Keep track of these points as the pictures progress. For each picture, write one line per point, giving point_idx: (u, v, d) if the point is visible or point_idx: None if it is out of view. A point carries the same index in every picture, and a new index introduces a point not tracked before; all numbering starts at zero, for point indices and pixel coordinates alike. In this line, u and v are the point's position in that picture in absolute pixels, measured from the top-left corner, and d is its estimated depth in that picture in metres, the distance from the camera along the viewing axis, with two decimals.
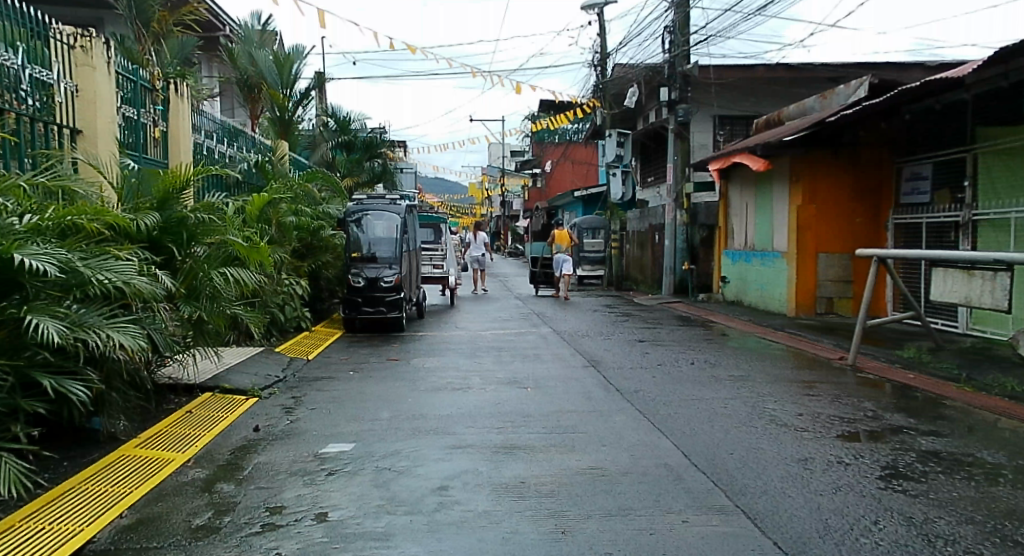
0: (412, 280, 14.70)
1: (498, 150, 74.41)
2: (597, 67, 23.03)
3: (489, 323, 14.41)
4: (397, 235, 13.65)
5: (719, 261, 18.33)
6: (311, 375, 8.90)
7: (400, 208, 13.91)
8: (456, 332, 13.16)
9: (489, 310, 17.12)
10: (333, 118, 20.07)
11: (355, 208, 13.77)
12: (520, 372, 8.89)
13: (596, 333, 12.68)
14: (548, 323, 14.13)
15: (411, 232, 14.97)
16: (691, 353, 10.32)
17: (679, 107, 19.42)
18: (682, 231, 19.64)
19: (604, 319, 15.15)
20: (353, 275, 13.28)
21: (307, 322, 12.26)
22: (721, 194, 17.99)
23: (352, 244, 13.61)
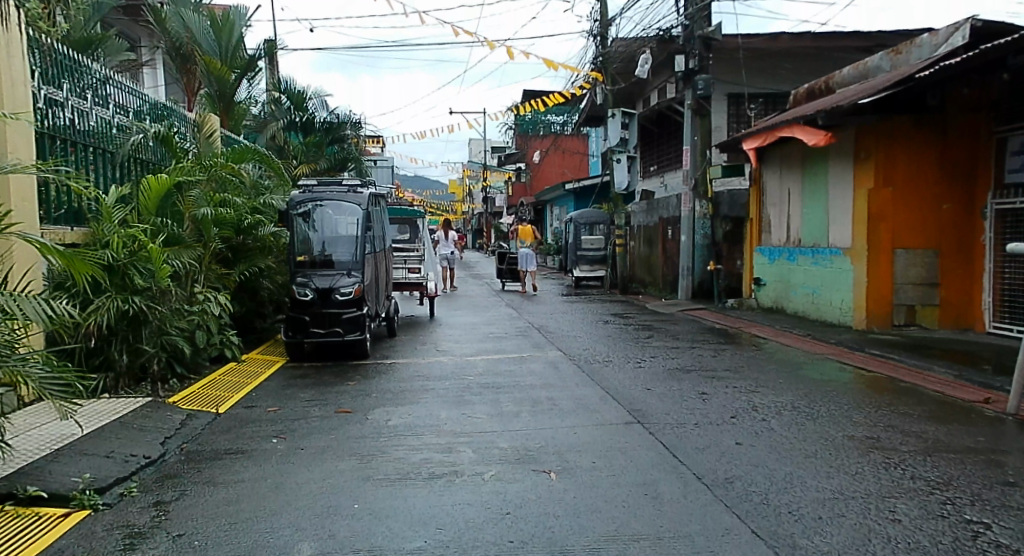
0: (379, 290, 11.61)
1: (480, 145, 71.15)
2: (596, 36, 20.05)
3: (479, 344, 11.28)
4: (357, 232, 10.57)
5: (749, 259, 15.32)
6: (209, 450, 5.76)
7: (362, 196, 10.83)
8: (436, 360, 10.08)
9: (478, 323, 14.06)
10: (285, 93, 16.84)
11: (302, 196, 10.66)
12: (533, 440, 5.83)
13: (621, 358, 9.67)
14: (554, 344, 11.07)
15: (379, 228, 11.84)
16: (769, 397, 7.27)
17: (697, 78, 16.46)
18: (701, 225, 16.97)
19: (622, 334, 12.15)
20: (298, 285, 10.15)
21: (235, 351, 9.20)
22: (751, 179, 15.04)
23: (300, 244, 10.51)
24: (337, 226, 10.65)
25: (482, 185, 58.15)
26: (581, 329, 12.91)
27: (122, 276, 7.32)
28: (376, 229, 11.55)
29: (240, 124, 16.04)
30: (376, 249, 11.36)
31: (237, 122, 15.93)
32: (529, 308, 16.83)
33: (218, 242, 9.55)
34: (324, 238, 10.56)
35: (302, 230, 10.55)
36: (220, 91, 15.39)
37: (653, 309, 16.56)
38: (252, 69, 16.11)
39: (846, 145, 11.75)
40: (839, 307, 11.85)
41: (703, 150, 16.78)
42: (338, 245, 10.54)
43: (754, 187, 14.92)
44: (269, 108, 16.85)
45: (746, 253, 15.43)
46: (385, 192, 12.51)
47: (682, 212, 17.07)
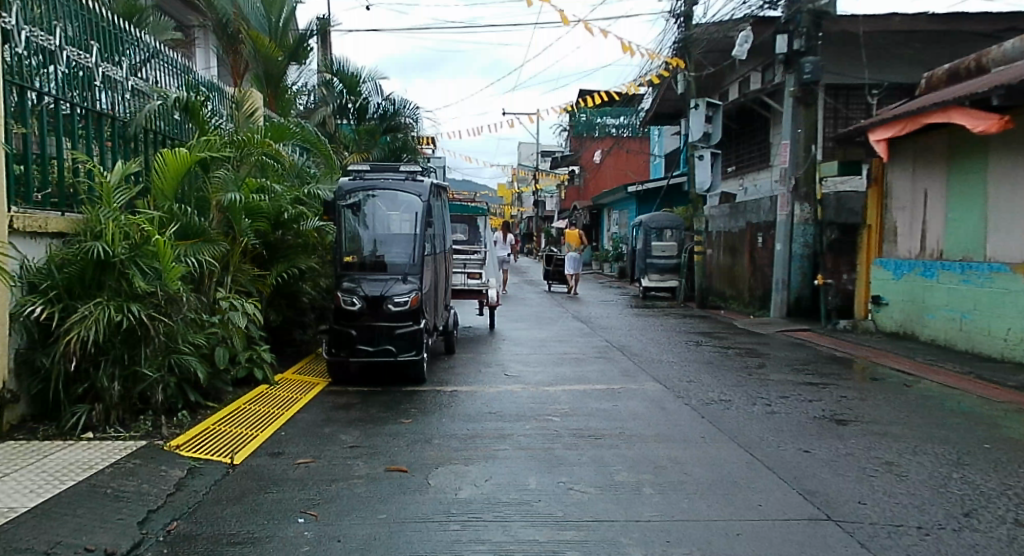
0: (438, 299, 9.80)
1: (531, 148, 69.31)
2: (679, 18, 18.05)
3: (557, 369, 9.38)
4: (415, 228, 8.83)
5: (866, 274, 13.22)
6: (207, 538, 4.00)
7: (421, 185, 9.08)
8: (507, 389, 8.21)
9: (547, 340, 12.17)
10: (337, 76, 15.10)
11: (351, 184, 8.96)
12: (678, 547, 3.90)
13: (741, 397, 7.67)
14: (647, 372, 9.13)
15: (440, 226, 10.05)
16: (987, 472, 5.18)
17: (804, 61, 14.76)
18: (801, 232, 15.30)
19: (725, 361, 10.15)
20: (343, 292, 8.37)
21: (266, 373, 7.45)
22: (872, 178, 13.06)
23: (348, 242, 8.81)
24: (392, 222, 8.92)
25: (534, 188, 56.28)
26: (674, 352, 10.93)
27: (119, 277, 5.61)
28: (437, 223, 9.78)
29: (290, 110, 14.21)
30: (436, 249, 9.60)
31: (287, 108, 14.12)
32: (603, 323, 14.91)
33: (252, 236, 7.81)
34: (377, 235, 8.84)
35: (351, 224, 8.84)
36: (269, 71, 13.61)
37: (748, 327, 14.94)
38: (303, 48, 14.32)
39: (1015, 137, 9.69)
40: (1002, 336, 9.73)
41: (807, 146, 15.00)
42: (392, 243, 8.82)
43: (876, 188, 12.91)
44: (320, 92, 15.07)
45: (863, 266, 13.34)
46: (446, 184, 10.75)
47: (779, 216, 15.45)
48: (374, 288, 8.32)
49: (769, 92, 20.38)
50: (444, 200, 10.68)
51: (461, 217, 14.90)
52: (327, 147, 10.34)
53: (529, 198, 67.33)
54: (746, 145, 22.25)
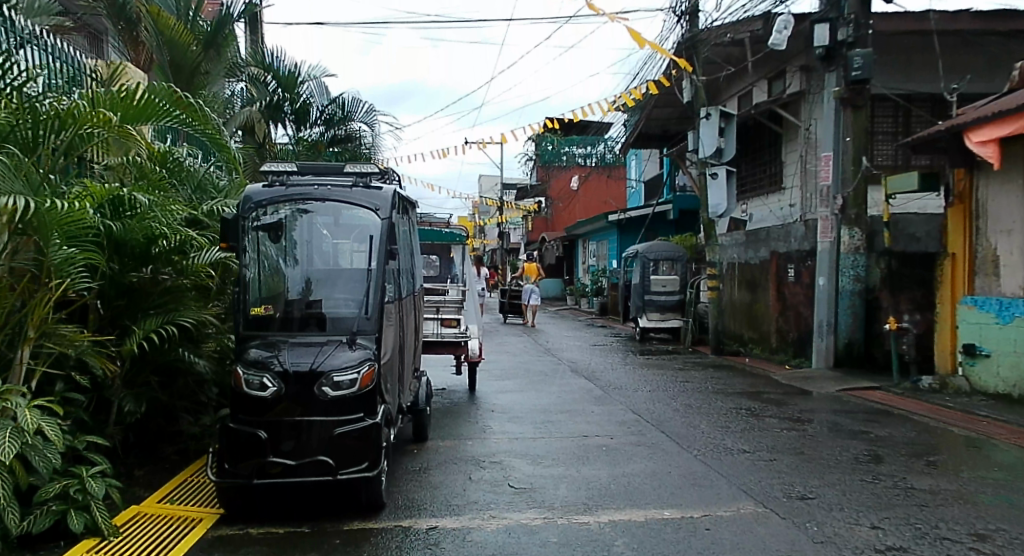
0: (405, 365, 6.64)
1: (494, 182, 66.69)
2: (684, 14, 15.36)
3: (586, 470, 6.25)
4: (369, 262, 5.72)
5: (951, 317, 10.79)
6: None
7: (380, 195, 5.93)
8: (519, 520, 5.03)
9: (551, 411, 9.03)
10: (271, 71, 11.83)
11: (269, 193, 5.83)
12: None
13: (911, 539, 4.60)
14: (722, 474, 6.06)
15: (407, 259, 6.90)
16: None
17: (852, 53, 12.06)
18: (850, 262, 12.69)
19: (815, 447, 7.14)
20: (245, 366, 5.13)
21: (91, 519, 4.31)
22: (957, 196, 10.61)
23: (265, 284, 5.68)
24: (334, 251, 5.80)
25: (498, 220, 53.36)
26: (733, 430, 7.89)
27: None
28: (403, 248, 6.66)
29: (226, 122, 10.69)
30: (403, 291, 6.47)
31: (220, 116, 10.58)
32: (612, 379, 11.87)
33: (80, 266, 4.66)
34: (311, 272, 5.73)
35: (269, 255, 5.74)
36: (178, 61, 10.15)
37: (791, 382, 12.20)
38: (225, 36, 10.72)
39: None
40: None
41: (856, 157, 12.50)
42: (334, 285, 5.71)
43: (955, 210, 10.63)
44: (248, 91, 11.60)
45: (942, 305, 10.97)
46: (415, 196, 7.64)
47: (822, 244, 12.94)
48: (298, 360, 5.12)
49: (781, 103, 17.77)
50: (412, 218, 7.56)
51: (430, 249, 11.75)
52: (226, 141, 7.28)
53: (495, 230, 64.46)
54: (757, 167, 19.92)
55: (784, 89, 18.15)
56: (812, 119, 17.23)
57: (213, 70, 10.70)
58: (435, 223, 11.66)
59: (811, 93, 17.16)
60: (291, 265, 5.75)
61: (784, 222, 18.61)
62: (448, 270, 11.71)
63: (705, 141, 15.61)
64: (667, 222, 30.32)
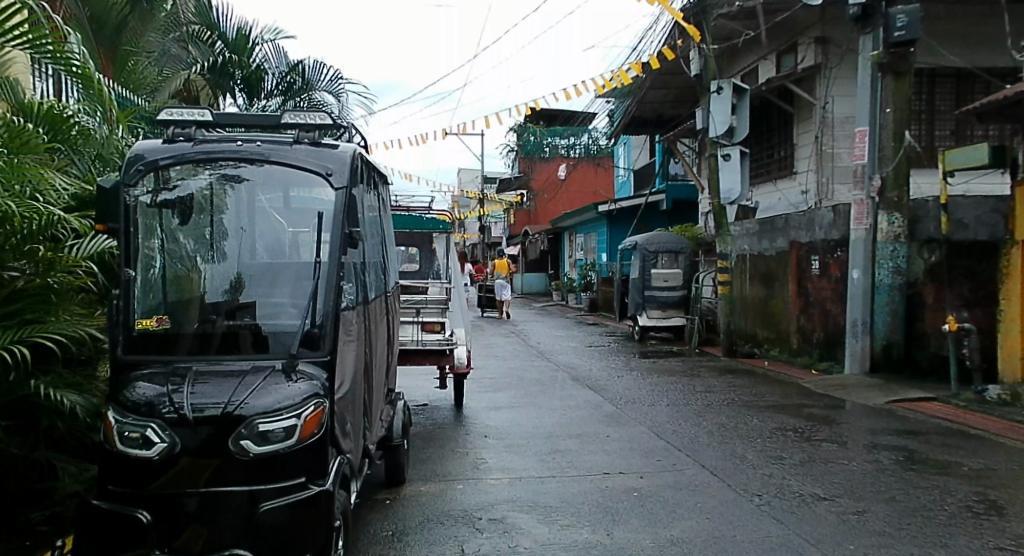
0: (374, 392, 4.94)
1: (472, 175, 64.87)
2: None
3: (620, 534, 4.65)
4: (318, 252, 4.04)
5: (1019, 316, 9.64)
6: None
7: (334, 156, 4.21)
8: None
9: (557, 434, 7.33)
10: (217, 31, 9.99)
11: (172, 152, 4.11)
12: None
13: None
14: (810, 538, 4.50)
15: (377, 248, 5.19)
16: None
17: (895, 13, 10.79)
18: (887, 252, 11.60)
19: (905, 488, 5.60)
20: (124, 412, 3.44)
21: None
22: None
23: (174, 286, 4.06)
24: (270, 236, 4.16)
25: (477, 212, 51.46)
26: (791, 463, 6.29)
27: None
28: (370, 232, 4.97)
29: (155, 101, 8.91)
30: (370, 291, 4.79)
31: (146, 93, 8.76)
32: (622, 389, 10.24)
33: None
34: (240, 265, 4.15)
35: (174, 243, 4.09)
36: (100, 14, 8.03)
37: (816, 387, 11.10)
38: None
39: None
40: None
41: (898, 132, 11.38)
42: (269, 285, 4.08)
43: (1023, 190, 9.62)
44: (192, 53, 9.71)
45: (1005, 302, 9.84)
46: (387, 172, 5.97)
47: (853, 229, 11.91)
48: (206, 398, 3.41)
49: (794, 78, 16.96)
50: (383, 194, 5.84)
51: (407, 239, 9.98)
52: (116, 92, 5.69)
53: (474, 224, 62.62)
54: (762, 148, 19.30)
55: (795, 63, 17.30)
56: (829, 96, 16.70)
57: (149, 31, 8.69)
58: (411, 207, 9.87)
59: (827, 66, 16.62)
60: (206, 259, 4.13)
61: (795, 210, 18.01)
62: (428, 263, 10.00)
63: (716, 119, 14.06)
64: (659, 212, 28.77)
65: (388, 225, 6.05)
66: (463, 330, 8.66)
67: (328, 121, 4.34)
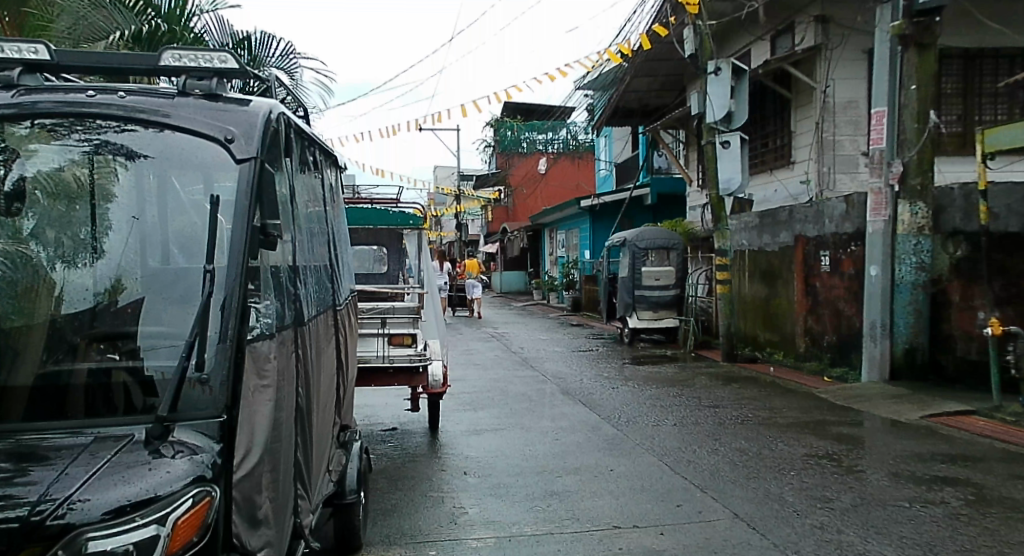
0: (315, 447, 3.64)
1: (448, 173, 63.52)
2: None
3: None
4: (209, 258, 2.71)
5: None
6: None
7: (244, 112, 2.99)
8: None
9: (554, 468, 6.12)
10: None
11: (13, 103, 2.90)
12: None
13: None
14: None
15: (317, 246, 3.93)
16: None
17: None
18: (906, 244, 10.80)
19: (996, 540, 4.56)
20: None
21: None
22: None
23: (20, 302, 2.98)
24: (161, 232, 3.01)
25: (452, 209, 50.08)
26: (839, 508, 5.09)
27: None
28: (306, 231, 3.68)
29: None
30: (307, 310, 3.50)
31: None
32: (619, 407, 9.05)
33: None
34: (123, 271, 3.00)
35: (32, 242, 3.01)
36: None
37: (830, 397, 10.16)
38: None
39: None
40: None
41: (921, 111, 10.61)
42: (160, 302, 2.90)
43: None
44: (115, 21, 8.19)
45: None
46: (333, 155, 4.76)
47: (868, 220, 11.14)
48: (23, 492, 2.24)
49: (793, 60, 16.08)
50: (330, 180, 4.58)
51: (371, 237, 8.65)
52: None
53: (450, 223, 61.18)
54: (757, 134, 18.65)
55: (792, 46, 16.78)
56: (831, 79, 15.96)
57: None
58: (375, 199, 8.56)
59: (828, 48, 15.93)
60: (83, 263, 3.00)
61: (794, 202, 17.14)
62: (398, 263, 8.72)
63: (713, 103, 12.96)
64: (644, 207, 27.63)
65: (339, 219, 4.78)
66: (437, 343, 7.37)
67: (231, 65, 3.07)
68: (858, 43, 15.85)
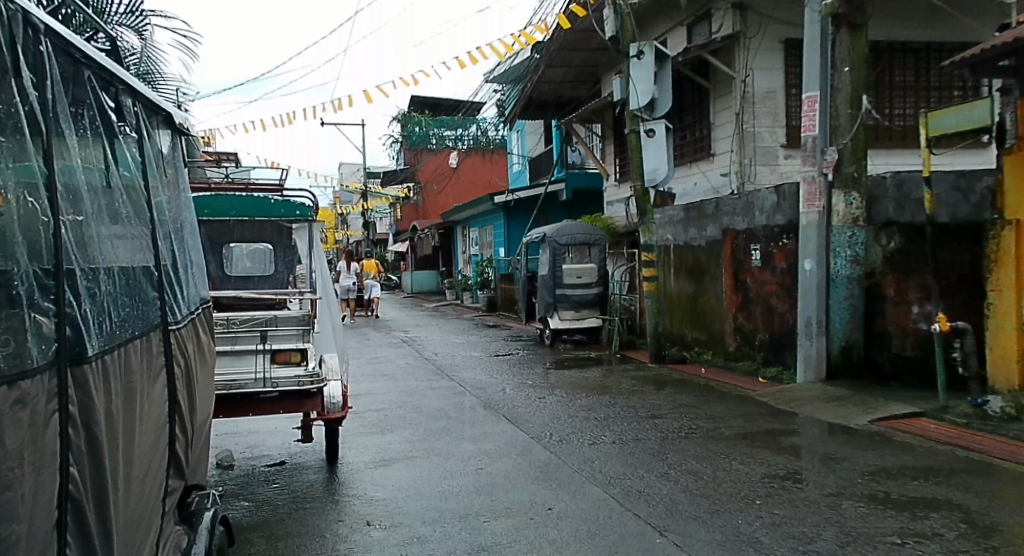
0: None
1: (353, 170, 61.44)
2: None
3: None
4: None
5: (1015, 314, 8.28)
6: None
7: None
8: None
9: (482, 508, 5.12)
10: None
11: None
12: None
13: None
14: None
15: (122, 233, 2.66)
16: None
17: None
18: (841, 236, 10.26)
19: None
20: None
21: None
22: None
23: None
24: None
25: (359, 207, 48.24)
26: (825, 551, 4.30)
27: None
28: (90, 217, 2.39)
29: None
30: (89, 340, 2.20)
31: None
32: (546, 425, 8.03)
33: None
34: None
35: None
36: None
37: (769, 400, 9.46)
38: None
39: None
40: None
41: (854, 96, 10.10)
42: None
43: (1012, 158, 8.42)
44: None
45: (994, 293, 8.56)
46: (166, 102, 3.47)
47: (802, 211, 10.54)
48: None
49: (711, 49, 15.51)
50: (154, 145, 3.31)
51: (257, 235, 7.33)
52: None
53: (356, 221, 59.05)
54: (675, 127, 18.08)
55: (710, 34, 16.26)
56: (750, 69, 15.45)
57: None
58: (257, 185, 7.31)
59: (746, 36, 15.39)
60: None
61: (716, 195, 16.61)
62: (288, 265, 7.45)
63: (637, 88, 12.21)
64: (559, 202, 26.93)
65: (173, 200, 3.50)
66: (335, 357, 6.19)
67: None
68: (777, 33, 15.48)
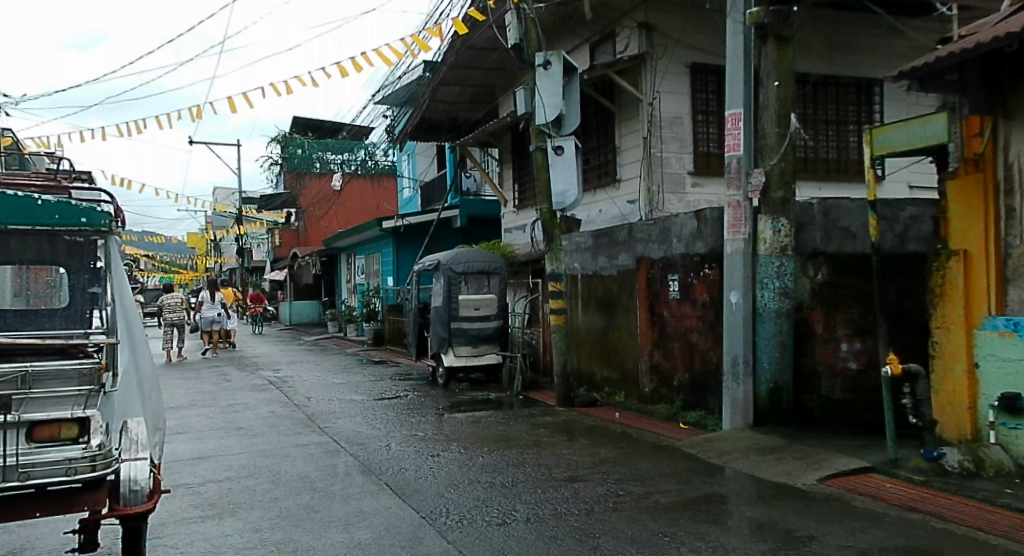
0: None
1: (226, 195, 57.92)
2: None
3: None
4: None
5: (965, 355, 7.28)
6: None
7: None
8: None
9: None
10: None
11: None
12: None
13: None
14: None
15: None
16: None
17: None
18: (769, 267, 9.28)
19: None
20: None
21: None
22: (974, 160, 7.23)
23: None
24: None
25: (234, 232, 45.02)
26: None
27: None
28: None
29: None
30: None
31: None
32: (440, 502, 6.50)
33: None
34: None
35: None
36: None
37: (697, 453, 8.24)
38: None
39: None
40: None
41: (782, 114, 9.20)
42: None
43: (956, 184, 7.42)
44: None
45: (939, 332, 7.54)
46: None
47: (725, 238, 9.49)
48: None
49: (617, 68, 14.57)
50: None
51: (35, 256, 5.31)
52: None
53: (229, 249, 55.45)
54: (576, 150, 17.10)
55: (615, 53, 15.37)
56: (657, 91, 14.59)
57: None
58: (48, 188, 5.55)
59: (653, 56, 14.53)
60: None
61: (623, 222, 15.64)
62: (97, 288, 5.55)
63: (543, 102, 11.03)
64: (453, 230, 25.57)
65: None
66: (140, 423, 5.15)
67: None
68: (684, 54, 14.75)
